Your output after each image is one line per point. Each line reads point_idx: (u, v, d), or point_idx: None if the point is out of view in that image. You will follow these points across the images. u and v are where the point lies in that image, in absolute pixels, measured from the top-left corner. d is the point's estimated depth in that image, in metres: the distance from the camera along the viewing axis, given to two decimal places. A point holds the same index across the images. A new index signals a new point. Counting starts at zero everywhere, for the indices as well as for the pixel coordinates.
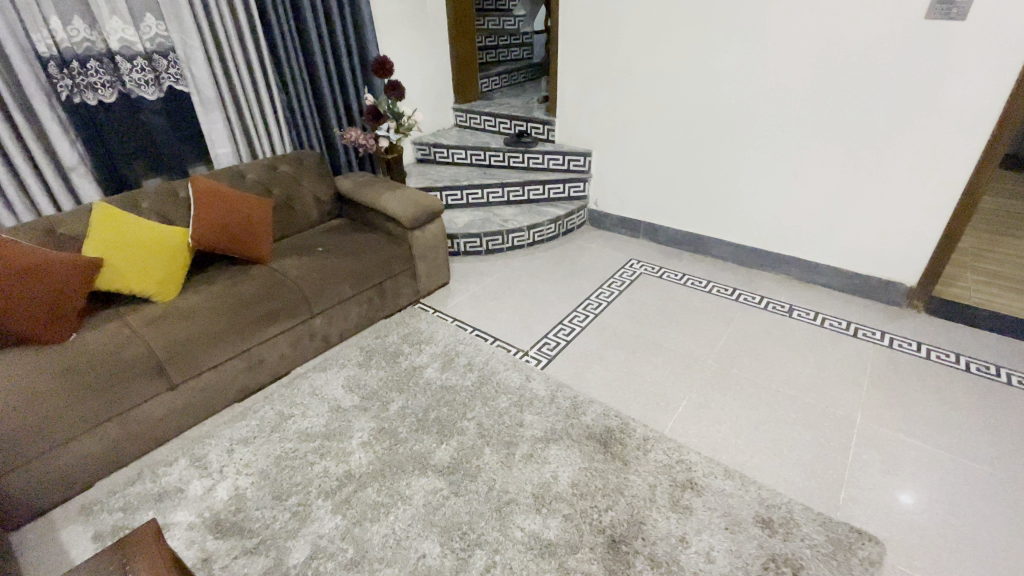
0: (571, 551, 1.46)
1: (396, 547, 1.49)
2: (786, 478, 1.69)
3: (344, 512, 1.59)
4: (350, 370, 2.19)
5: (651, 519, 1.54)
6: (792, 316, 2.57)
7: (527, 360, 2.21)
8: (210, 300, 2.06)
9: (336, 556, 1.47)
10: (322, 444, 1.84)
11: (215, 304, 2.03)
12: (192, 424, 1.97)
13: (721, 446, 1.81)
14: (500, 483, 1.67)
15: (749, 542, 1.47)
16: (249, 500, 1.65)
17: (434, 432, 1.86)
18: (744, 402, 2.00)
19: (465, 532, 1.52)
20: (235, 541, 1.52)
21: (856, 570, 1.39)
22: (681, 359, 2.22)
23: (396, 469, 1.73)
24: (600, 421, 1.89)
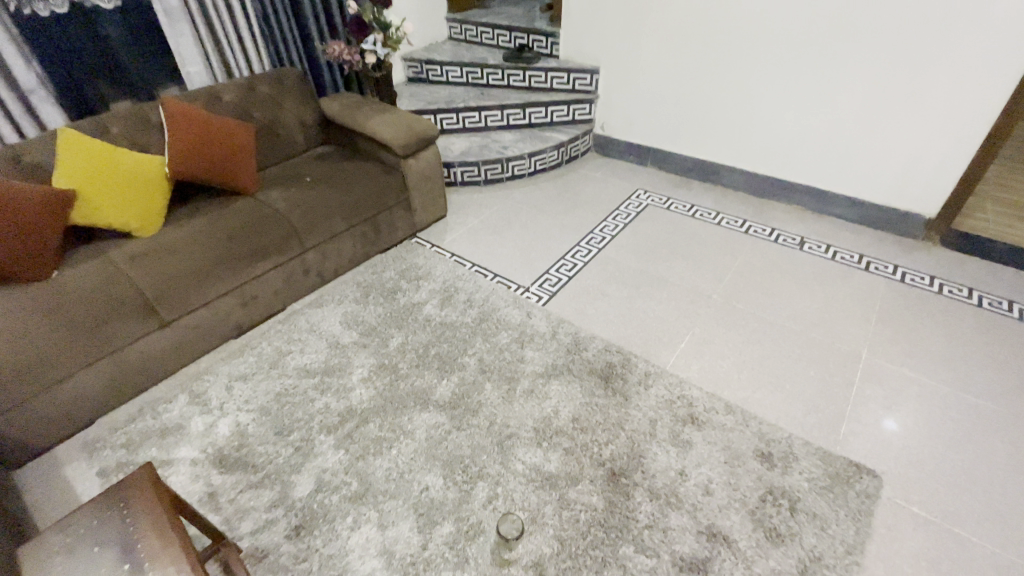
0: (571, 483, 1.48)
1: (399, 480, 1.51)
2: (787, 413, 1.68)
3: (347, 447, 1.60)
4: (347, 306, 2.13)
5: (651, 454, 1.55)
6: (804, 250, 2.47)
7: (528, 296, 2.14)
8: (196, 234, 1.95)
9: (341, 489, 1.49)
10: (322, 380, 1.83)
11: (202, 239, 1.93)
12: (189, 361, 1.94)
13: (724, 382, 1.78)
14: (501, 418, 1.66)
15: (747, 474, 1.49)
16: (251, 436, 1.65)
17: (435, 367, 1.84)
18: (748, 337, 1.96)
19: (468, 465, 1.54)
20: (240, 476, 1.54)
21: (852, 502, 1.42)
22: (687, 294, 2.15)
23: (397, 405, 1.72)
24: (601, 357, 1.85)
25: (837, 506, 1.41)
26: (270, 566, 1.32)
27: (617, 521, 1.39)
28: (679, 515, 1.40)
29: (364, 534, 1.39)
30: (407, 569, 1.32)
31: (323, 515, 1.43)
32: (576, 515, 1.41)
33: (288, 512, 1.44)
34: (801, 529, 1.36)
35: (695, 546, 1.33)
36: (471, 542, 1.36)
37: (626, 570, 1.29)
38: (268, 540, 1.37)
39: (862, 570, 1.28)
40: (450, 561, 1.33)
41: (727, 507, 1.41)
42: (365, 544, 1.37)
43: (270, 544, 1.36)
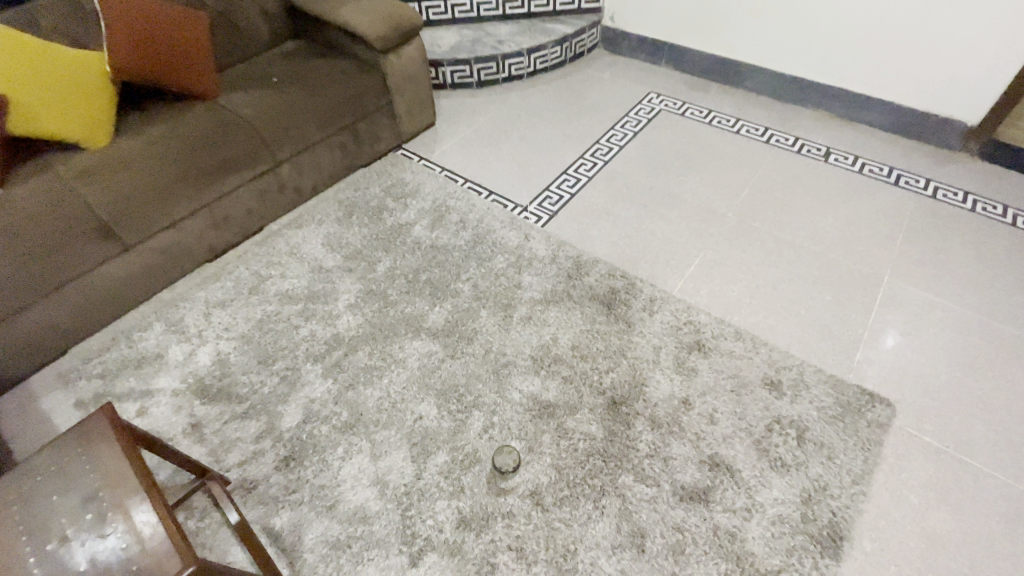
0: (569, 412, 1.42)
1: (391, 410, 1.44)
2: (801, 340, 1.58)
3: (336, 377, 1.51)
4: (329, 227, 1.95)
5: (654, 383, 1.46)
6: (830, 162, 2.24)
7: (526, 216, 1.95)
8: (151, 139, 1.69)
9: (330, 419, 1.42)
10: (305, 306, 1.70)
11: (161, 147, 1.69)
12: (160, 287, 1.80)
13: (735, 308, 1.66)
14: (497, 347, 1.56)
15: (755, 403, 1.42)
16: (233, 365, 1.56)
17: (426, 294, 1.71)
18: (763, 260, 1.81)
19: (463, 395, 1.46)
20: (224, 406, 1.47)
21: (862, 431, 1.37)
22: (699, 213, 1.97)
23: (387, 333, 1.61)
24: (604, 282, 1.72)
25: (846, 435, 1.36)
26: (261, 496, 1.29)
27: (616, 451, 1.34)
28: (682, 445, 1.34)
29: (357, 464, 1.34)
30: (402, 498, 1.27)
31: (314, 446, 1.37)
32: (576, 445, 1.35)
33: (276, 443, 1.38)
34: (807, 458, 1.31)
35: (696, 475, 1.28)
36: (466, 472, 1.31)
37: (625, 498, 1.26)
38: (257, 471, 1.33)
39: (866, 499, 1.26)
40: (444, 490, 1.29)
41: (732, 436, 1.36)
42: (357, 474, 1.32)
43: (259, 475, 1.32)
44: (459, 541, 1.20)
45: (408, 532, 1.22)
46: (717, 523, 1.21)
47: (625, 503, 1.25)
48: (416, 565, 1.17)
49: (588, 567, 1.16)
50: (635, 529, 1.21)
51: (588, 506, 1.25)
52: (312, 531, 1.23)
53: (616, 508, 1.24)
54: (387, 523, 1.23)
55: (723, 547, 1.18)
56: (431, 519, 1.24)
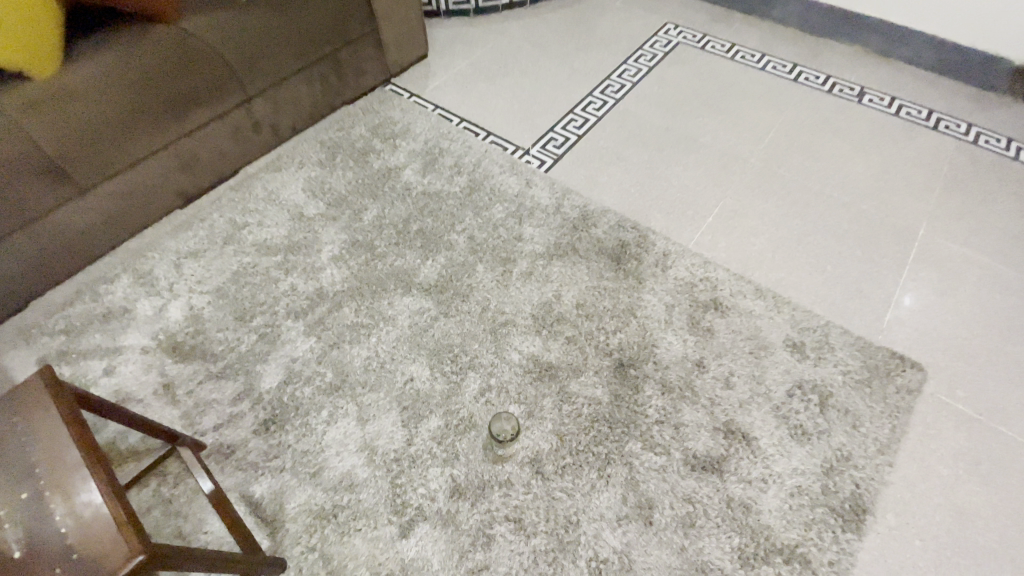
0: (573, 375, 1.30)
1: (380, 371, 1.32)
2: (826, 299, 1.45)
3: (319, 334, 1.38)
4: (311, 171, 1.78)
5: (665, 344, 1.34)
6: (864, 104, 2.03)
7: (528, 160, 1.77)
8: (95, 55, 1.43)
9: (313, 380, 1.31)
10: (285, 258, 1.55)
11: (106, 64, 1.42)
12: (127, 235, 1.64)
13: (755, 264, 1.51)
14: (495, 305, 1.43)
15: (775, 367, 1.30)
16: (207, 321, 1.44)
17: (418, 245, 1.55)
18: (787, 212, 1.65)
19: (457, 356, 1.34)
20: (198, 366, 1.35)
21: (890, 398, 1.26)
22: (719, 158, 1.79)
23: (375, 287, 1.47)
24: (613, 235, 1.56)
25: (873, 402, 1.25)
26: (239, 461, 1.19)
27: (623, 417, 1.23)
28: (694, 411, 1.23)
29: (342, 428, 1.23)
30: (391, 465, 1.18)
31: (296, 408, 1.26)
32: (580, 410, 1.24)
33: (254, 406, 1.27)
34: (830, 426, 1.21)
35: (709, 443, 1.19)
36: (461, 438, 1.21)
37: (632, 467, 1.16)
38: (235, 435, 1.23)
39: (891, 470, 1.17)
40: (437, 457, 1.19)
41: (749, 402, 1.25)
42: (342, 440, 1.22)
43: (238, 440, 1.22)
44: (453, 511, 1.12)
45: (398, 501, 1.13)
46: (730, 494, 1.12)
47: (631, 473, 1.15)
48: (406, 536, 1.09)
49: (591, 539, 1.08)
50: (642, 500, 1.12)
51: (591, 474, 1.16)
52: (294, 499, 1.14)
53: (621, 478, 1.15)
54: (375, 492, 1.14)
55: (736, 520, 1.09)
56: (422, 488, 1.15)
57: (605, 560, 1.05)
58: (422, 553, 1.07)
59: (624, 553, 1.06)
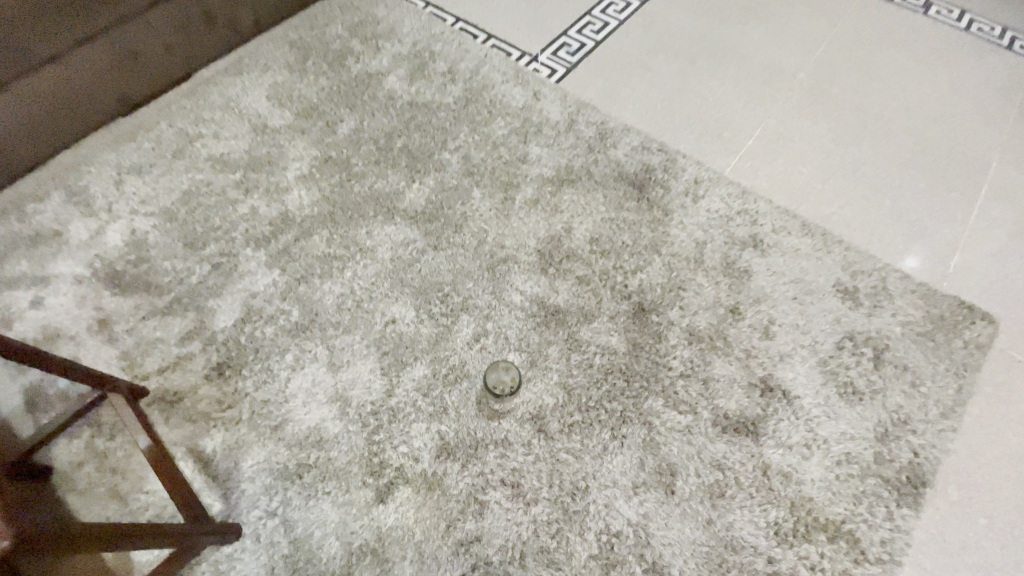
0: (584, 321, 1.09)
1: (355, 311, 1.10)
2: (884, 240, 1.23)
3: (284, 267, 1.17)
4: (277, 76, 1.49)
5: (694, 287, 1.12)
6: (932, 16, 1.72)
7: (535, 69, 1.49)
8: None
9: (276, 318, 1.10)
10: (246, 177, 1.31)
11: None
12: (60, 148, 1.38)
13: (801, 197, 1.28)
14: (492, 236, 1.20)
15: (823, 315, 1.10)
16: (152, 249, 1.22)
17: (402, 165, 1.30)
18: (839, 138, 1.41)
19: (447, 295, 1.13)
20: (140, 299, 1.15)
21: (956, 354, 1.07)
22: (762, 73, 1.52)
23: (350, 212, 1.23)
24: (635, 157, 1.31)
25: (936, 358, 1.07)
26: (187, 412, 1.01)
27: (642, 369, 1.03)
28: (726, 365, 1.03)
29: (309, 375, 1.04)
30: (366, 419, 0.99)
31: (254, 352, 1.06)
32: (592, 360, 1.04)
33: (206, 347, 1.08)
34: (885, 385, 1.03)
35: (744, 402, 1.00)
36: (450, 390, 1.02)
37: (652, 428, 0.97)
38: (182, 381, 1.04)
39: (955, 437, 1.00)
40: (422, 411, 1.00)
41: (792, 355, 1.05)
42: (310, 389, 1.02)
43: (185, 386, 1.03)
44: (439, 474, 0.94)
45: (374, 461, 0.95)
46: (768, 461, 0.95)
47: (650, 434, 0.97)
48: (383, 502, 0.92)
49: (602, 510, 0.91)
50: (663, 465, 0.94)
51: (603, 435, 0.97)
52: (251, 456, 0.96)
53: (639, 439, 0.96)
54: (346, 450, 0.96)
55: (775, 491, 0.92)
56: (404, 446, 0.96)
57: (618, 535, 0.89)
58: (402, 521, 0.90)
59: (640, 526, 0.89)
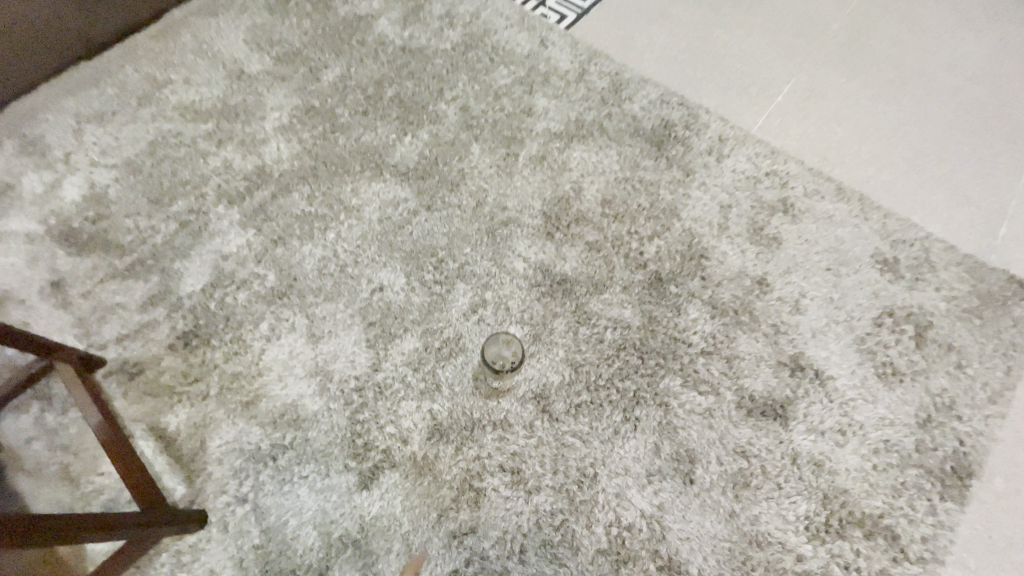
0: (595, 291, 0.96)
1: (337, 276, 0.98)
2: (927, 207, 1.11)
3: (259, 227, 1.05)
4: (255, 17, 1.34)
5: (717, 255, 1.00)
6: None
7: (542, 14, 1.33)
8: None
9: (249, 283, 0.98)
10: (219, 128, 1.18)
11: None
12: (16, 93, 1.22)
13: (836, 159, 1.16)
14: (493, 197, 1.06)
15: (859, 288, 0.99)
16: (114, 205, 1.10)
17: (393, 116, 1.17)
18: (877, 96, 1.27)
19: (441, 262, 0.99)
20: (99, 260, 1.03)
21: (1006, 333, 0.97)
22: (793, 23, 1.37)
23: (334, 167, 1.10)
24: (652, 112, 1.18)
25: (983, 337, 0.96)
26: (148, 385, 0.90)
27: (659, 345, 0.92)
28: (752, 342, 0.92)
29: (285, 346, 0.92)
30: (347, 395, 0.88)
31: (225, 320, 0.95)
32: (602, 335, 0.93)
33: (172, 313, 0.97)
34: (928, 366, 0.93)
35: (773, 383, 0.89)
36: (444, 365, 0.90)
37: (669, 411, 0.87)
38: (144, 351, 0.94)
39: (1004, 424, 0.89)
40: (411, 388, 0.89)
41: (826, 332, 0.94)
42: (286, 362, 0.91)
43: (148, 356, 0.93)
44: (429, 458, 0.84)
45: (357, 443, 0.84)
46: (799, 449, 0.84)
47: (667, 417, 0.86)
48: (367, 488, 0.81)
49: (612, 500, 0.81)
50: (681, 452, 0.84)
51: (615, 417, 0.86)
52: (218, 436, 0.86)
53: (655, 422, 0.86)
54: (325, 430, 0.85)
55: (806, 481, 0.82)
56: (391, 427, 0.86)
57: (630, 528, 0.79)
58: (387, 510, 0.80)
59: (655, 518, 0.79)
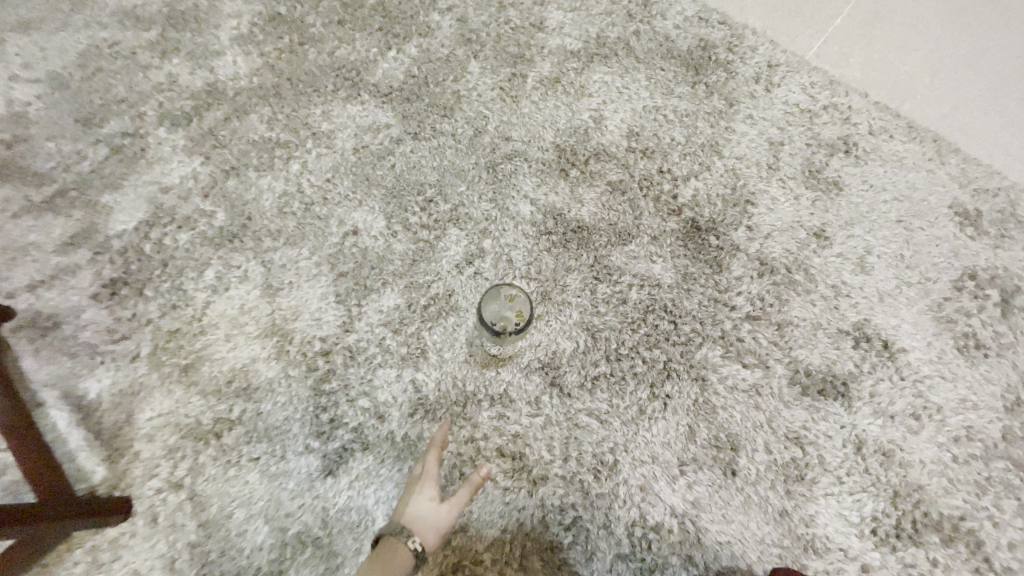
0: (618, 241, 0.79)
1: (301, 216, 0.80)
2: (1012, 153, 0.92)
3: (208, 155, 0.86)
4: None
5: (766, 201, 0.83)
6: None
7: None
8: None
9: (193, 223, 0.80)
10: (162, 35, 0.96)
11: None
12: None
13: (903, 95, 0.96)
14: (495, 125, 0.86)
15: (935, 246, 0.82)
16: (31, 126, 0.90)
17: (373, 24, 0.95)
18: (962, 11, 1.04)
19: (430, 201, 0.80)
20: (11, 192, 0.84)
21: None
22: None
23: (300, 85, 0.90)
24: (690, 29, 0.96)
25: None
26: (66, 343, 0.73)
27: (695, 307, 0.75)
28: (808, 306, 0.76)
29: (235, 299, 0.75)
30: (310, 360, 0.71)
31: (162, 266, 0.78)
32: (626, 295, 0.76)
33: (98, 258, 0.79)
34: (1018, 340, 0.76)
35: (834, 356, 0.73)
36: (431, 326, 0.73)
37: (707, 387, 0.70)
38: (62, 301, 0.76)
39: None
40: (390, 354, 0.72)
41: (896, 295, 0.77)
42: (235, 319, 0.74)
43: (66, 309, 0.75)
44: (410, 440, 0.68)
45: (321, 420, 0.68)
46: (865, 436, 0.69)
47: (704, 394, 0.70)
48: (332, 476, 0.66)
49: (636, 495, 0.65)
50: (722, 437, 0.68)
51: (640, 394, 0.70)
52: (149, 407, 0.69)
53: (689, 401, 0.70)
54: (281, 402, 0.69)
55: (873, 476, 0.67)
56: (363, 400, 0.69)
57: (657, 529, 0.64)
58: (357, 503, 0.64)
59: (688, 517, 0.64)
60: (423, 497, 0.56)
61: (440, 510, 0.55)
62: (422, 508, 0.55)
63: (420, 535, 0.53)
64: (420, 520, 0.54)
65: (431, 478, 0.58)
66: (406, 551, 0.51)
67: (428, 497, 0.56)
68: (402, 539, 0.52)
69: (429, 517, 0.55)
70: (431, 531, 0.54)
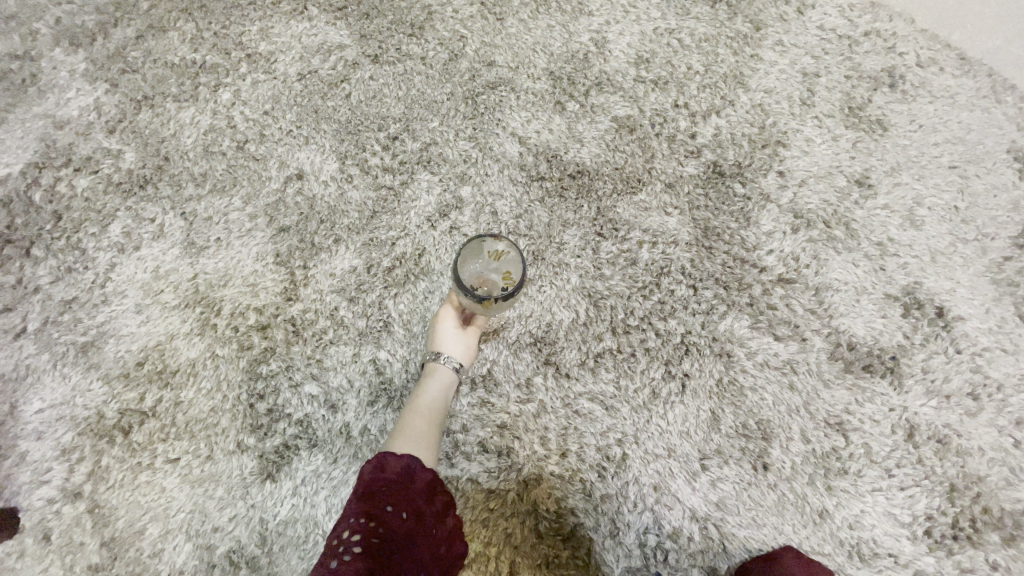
0: (625, 189, 0.65)
1: (233, 158, 0.64)
2: None
3: (114, 81, 0.67)
4: None
5: (800, 142, 0.68)
6: None
7: None
8: None
9: (96, 164, 0.64)
10: None
11: None
12: None
13: (973, 11, 0.71)
14: (474, 47, 0.69)
15: (1006, 191, 0.66)
16: None
17: None
18: None
19: (394, 140, 0.65)
20: None
21: None
22: None
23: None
24: None
25: None
26: None
27: (718, 269, 0.62)
28: (850, 267, 0.63)
29: (148, 260, 0.60)
30: (243, 337, 0.57)
31: (54, 220, 0.61)
32: (636, 255, 0.62)
33: None
34: None
35: (881, 327, 0.61)
36: (397, 293, 0.59)
37: (732, 365, 0.59)
38: None
39: None
40: (346, 326, 0.58)
41: (951, 254, 0.64)
42: (149, 286, 0.59)
43: None
44: (370, 434, 0.55)
45: (259, 411, 0.55)
46: (917, 420, 0.58)
47: (729, 373, 0.58)
48: (273, 479, 0.53)
49: (647, 495, 0.55)
50: (751, 425, 0.57)
51: (653, 374, 0.58)
52: (37, 396, 0.55)
53: (712, 381, 0.58)
54: (206, 389, 0.55)
55: (926, 466, 0.57)
56: (310, 385, 0.56)
57: (675, 536, 0.54)
58: (304, 511, 0.52)
59: (711, 522, 0.54)
60: (446, 324, 0.55)
61: (466, 333, 0.56)
62: (449, 334, 0.55)
63: (455, 356, 0.55)
64: (449, 342, 0.55)
65: (450, 304, 0.56)
66: (444, 371, 0.53)
67: (450, 326, 0.55)
68: (440, 362, 0.54)
69: (457, 341, 0.55)
70: (464, 349, 0.55)
